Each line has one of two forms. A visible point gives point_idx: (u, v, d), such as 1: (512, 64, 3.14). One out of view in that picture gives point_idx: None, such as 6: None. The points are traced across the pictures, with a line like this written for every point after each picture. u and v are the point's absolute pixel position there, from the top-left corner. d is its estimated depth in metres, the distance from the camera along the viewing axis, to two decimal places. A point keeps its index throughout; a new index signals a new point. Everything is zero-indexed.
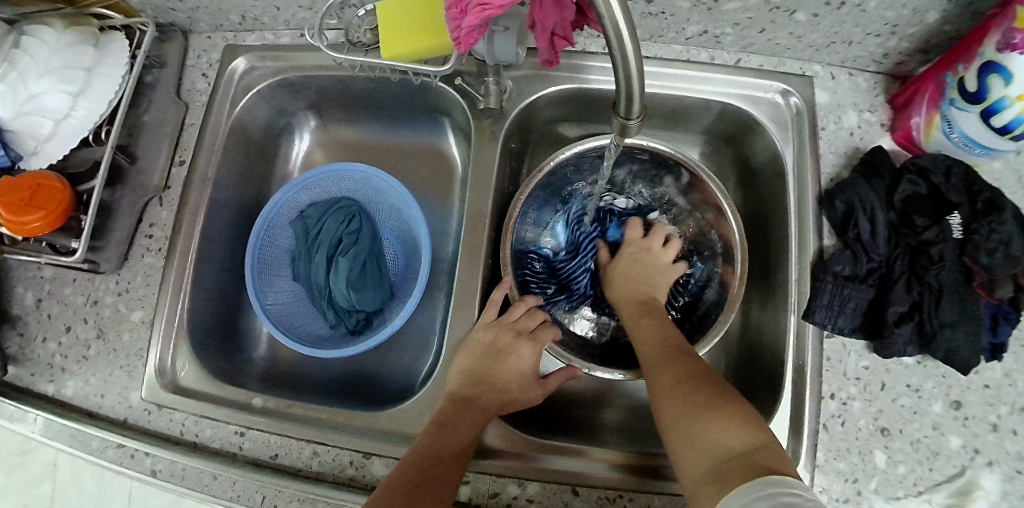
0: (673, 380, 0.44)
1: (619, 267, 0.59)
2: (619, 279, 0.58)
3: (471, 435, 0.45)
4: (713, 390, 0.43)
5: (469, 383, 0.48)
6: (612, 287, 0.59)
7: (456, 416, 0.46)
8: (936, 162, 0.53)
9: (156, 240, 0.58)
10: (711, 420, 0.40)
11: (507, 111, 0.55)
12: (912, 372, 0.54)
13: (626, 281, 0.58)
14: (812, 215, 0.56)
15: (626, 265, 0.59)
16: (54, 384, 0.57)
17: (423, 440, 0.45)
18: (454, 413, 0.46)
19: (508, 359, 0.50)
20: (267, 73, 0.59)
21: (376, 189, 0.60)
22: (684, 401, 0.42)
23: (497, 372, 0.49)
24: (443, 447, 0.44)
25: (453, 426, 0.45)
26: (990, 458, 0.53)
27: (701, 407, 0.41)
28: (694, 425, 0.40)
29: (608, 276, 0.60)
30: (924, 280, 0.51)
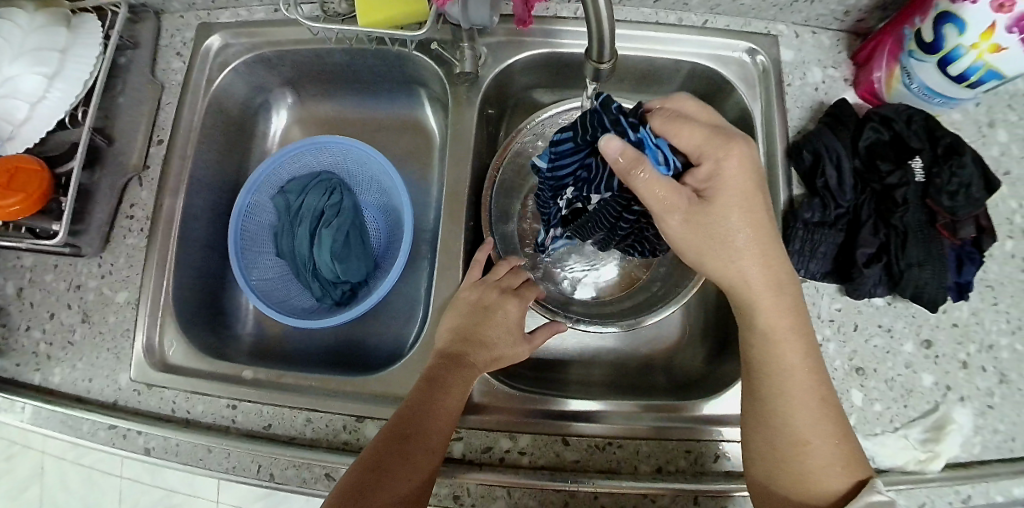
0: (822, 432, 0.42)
1: (727, 215, 0.42)
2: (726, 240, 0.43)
3: (458, 401, 0.46)
4: (833, 419, 0.43)
5: (455, 344, 0.49)
6: (713, 250, 0.43)
7: (445, 372, 0.47)
8: (897, 112, 0.56)
9: (138, 221, 0.58)
10: (836, 462, 0.41)
11: (483, 77, 0.56)
12: (883, 313, 0.57)
13: (749, 245, 0.43)
14: (782, 166, 0.58)
15: (731, 210, 0.43)
16: (40, 372, 0.56)
17: (414, 396, 0.46)
18: (443, 369, 0.47)
19: (497, 317, 0.50)
20: (243, 50, 0.59)
21: (357, 162, 0.61)
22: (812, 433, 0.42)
23: (485, 332, 0.49)
24: (428, 410, 0.44)
25: (439, 391, 0.46)
26: (961, 394, 0.55)
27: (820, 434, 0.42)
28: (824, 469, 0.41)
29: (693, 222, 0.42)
30: (890, 223, 0.53)
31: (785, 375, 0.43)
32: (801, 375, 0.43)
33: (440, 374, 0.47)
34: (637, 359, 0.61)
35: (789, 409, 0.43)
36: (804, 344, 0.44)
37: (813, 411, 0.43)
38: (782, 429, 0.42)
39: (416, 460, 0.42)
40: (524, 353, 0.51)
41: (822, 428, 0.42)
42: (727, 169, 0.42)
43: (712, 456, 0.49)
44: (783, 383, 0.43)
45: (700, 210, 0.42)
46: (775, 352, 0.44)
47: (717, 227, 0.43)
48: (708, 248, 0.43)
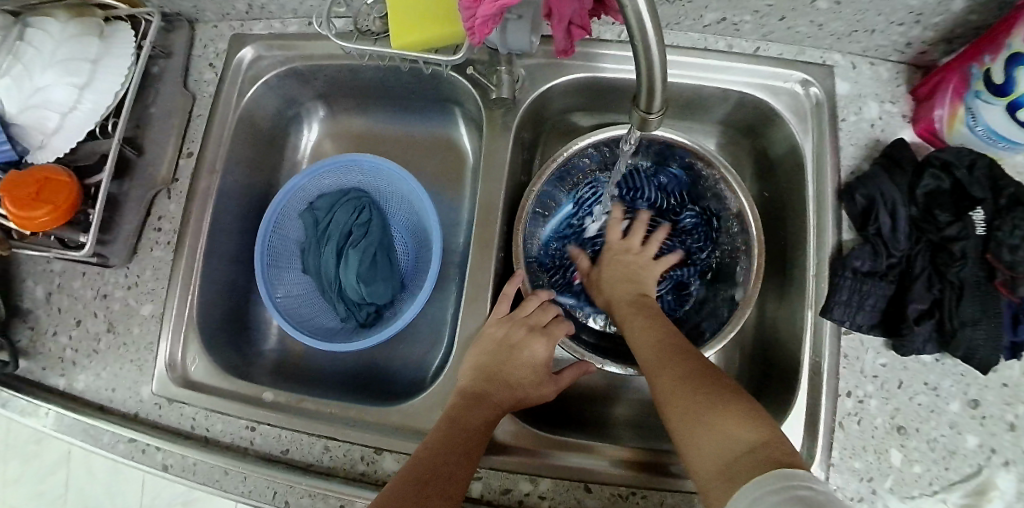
0: (671, 383, 0.42)
1: (604, 272, 0.57)
2: (607, 282, 0.56)
3: (472, 461, 0.43)
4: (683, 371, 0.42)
5: (475, 391, 0.47)
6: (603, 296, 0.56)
7: (466, 413, 0.46)
8: (960, 157, 0.52)
9: (165, 233, 0.58)
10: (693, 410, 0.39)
11: (519, 101, 0.54)
12: (929, 370, 0.54)
13: (620, 286, 0.55)
14: (831, 209, 0.55)
15: (613, 269, 0.57)
16: (66, 377, 0.57)
17: (434, 436, 0.44)
18: (465, 409, 0.46)
19: (524, 359, 0.49)
20: (275, 63, 0.58)
21: (386, 181, 0.59)
22: (693, 415, 0.38)
23: (504, 381, 0.48)
24: (437, 470, 0.41)
25: (446, 450, 0.43)
26: (1007, 458, 0.52)
27: (700, 412, 0.38)
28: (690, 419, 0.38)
29: (593, 280, 0.58)
30: (945, 278, 0.50)
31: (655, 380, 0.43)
32: (670, 373, 0.43)
33: (451, 429, 0.44)
34: None
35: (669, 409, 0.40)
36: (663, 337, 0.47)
37: (694, 394, 0.39)
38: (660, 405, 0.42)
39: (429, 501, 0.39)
40: (548, 396, 0.50)
41: (701, 403, 0.38)
42: (614, 245, 0.60)
43: None
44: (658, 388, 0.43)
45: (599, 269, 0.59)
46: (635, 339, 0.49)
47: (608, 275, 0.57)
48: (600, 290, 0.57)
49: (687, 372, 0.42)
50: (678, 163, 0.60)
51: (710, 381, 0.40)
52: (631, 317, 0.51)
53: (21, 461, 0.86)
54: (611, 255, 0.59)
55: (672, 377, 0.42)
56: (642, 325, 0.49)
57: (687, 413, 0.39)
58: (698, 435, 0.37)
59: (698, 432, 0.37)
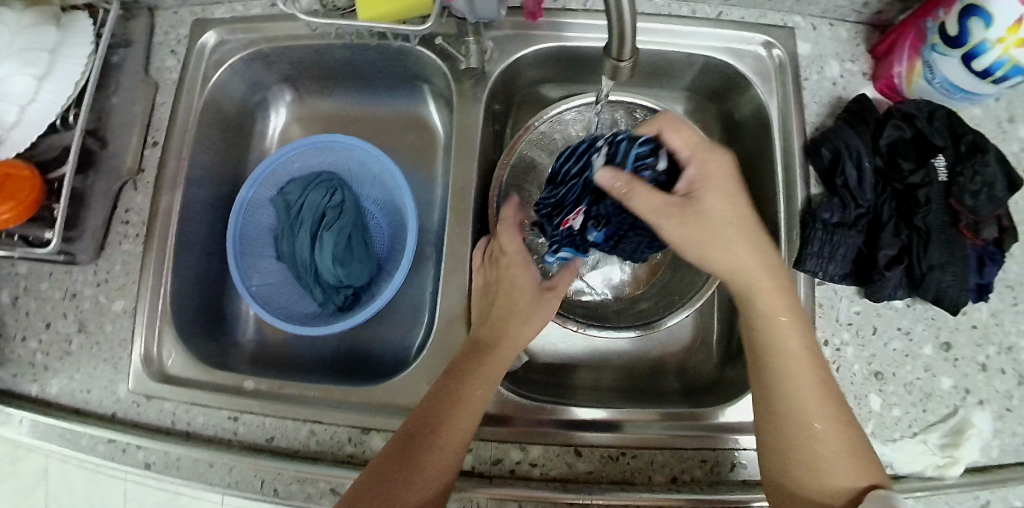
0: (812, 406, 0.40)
1: (722, 204, 0.41)
2: (725, 224, 0.41)
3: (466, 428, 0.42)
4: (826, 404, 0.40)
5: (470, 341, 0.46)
6: (722, 247, 0.41)
7: (462, 363, 0.45)
8: (919, 108, 0.54)
9: (133, 226, 0.56)
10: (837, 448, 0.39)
11: (489, 72, 0.54)
12: (901, 315, 0.55)
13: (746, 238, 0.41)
14: (799, 165, 0.56)
15: (721, 203, 0.41)
16: (38, 383, 0.55)
17: (433, 392, 0.44)
18: (463, 361, 0.45)
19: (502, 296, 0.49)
20: (238, 47, 0.57)
21: (357, 161, 0.58)
22: (821, 456, 0.39)
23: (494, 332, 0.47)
24: (436, 433, 0.40)
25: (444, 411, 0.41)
26: (980, 397, 0.53)
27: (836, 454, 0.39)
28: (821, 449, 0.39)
29: (707, 216, 0.41)
30: (912, 224, 0.51)
31: (794, 392, 0.40)
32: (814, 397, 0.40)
33: (450, 388, 0.43)
34: (646, 362, 0.59)
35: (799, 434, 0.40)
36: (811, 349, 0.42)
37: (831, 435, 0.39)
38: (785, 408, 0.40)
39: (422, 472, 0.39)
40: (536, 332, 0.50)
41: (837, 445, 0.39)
42: (711, 167, 0.42)
43: (729, 464, 0.48)
44: (793, 402, 0.40)
45: (689, 207, 0.41)
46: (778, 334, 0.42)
47: (715, 220, 0.41)
48: (715, 240, 0.41)
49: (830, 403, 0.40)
50: None
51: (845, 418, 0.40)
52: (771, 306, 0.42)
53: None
54: (720, 177, 0.42)
55: (815, 403, 0.40)
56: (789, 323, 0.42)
57: (816, 447, 0.39)
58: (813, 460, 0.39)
59: (804, 463, 0.39)
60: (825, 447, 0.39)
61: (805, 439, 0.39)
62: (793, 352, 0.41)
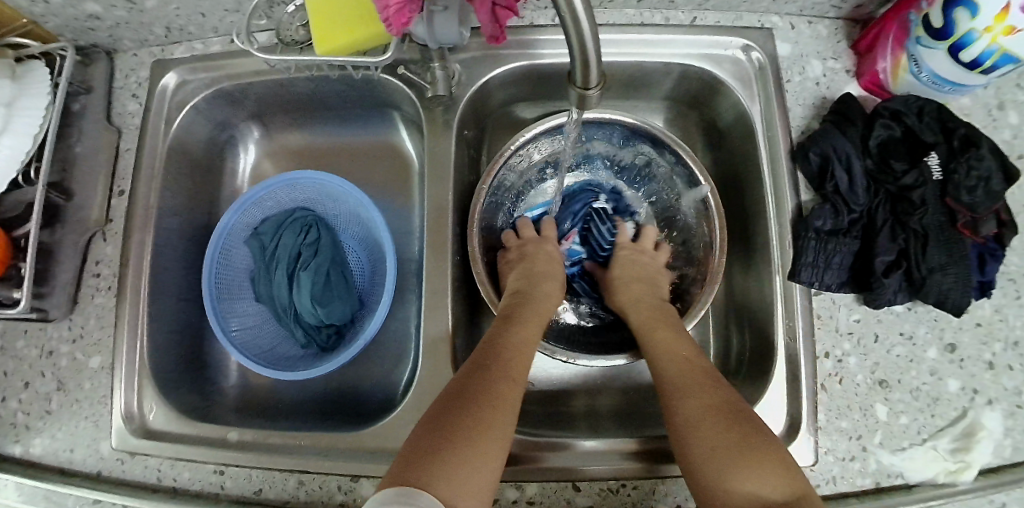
0: (689, 387, 0.42)
1: (619, 272, 0.57)
2: (621, 284, 0.56)
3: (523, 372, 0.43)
4: (694, 386, 0.42)
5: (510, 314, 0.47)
6: (614, 295, 0.56)
7: (521, 312, 0.48)
8: (907, 104, 0.52)
9: (105, 278, 0.55)
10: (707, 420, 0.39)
11: (459, 97, 0.52)
12: (903, 319, 0.53)
13: (631, 287, 0.55)
14: (787, 171, 0.54)
15: (625, 271, 0.57)
16: (19, 444, 0.53)
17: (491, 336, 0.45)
18: (518, 310, 0.48)
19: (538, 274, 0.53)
20: (201, 86, 0.55)
21: (331, 195, 0.57)
22: (718, 454, 0.37)
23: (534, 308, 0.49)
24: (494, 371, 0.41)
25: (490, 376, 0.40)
26: (989, 397, 0.52)
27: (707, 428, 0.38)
28: (696, 425, 0.39)
29: (608, 284, 0.58)
30: (908, 226, 0.49)
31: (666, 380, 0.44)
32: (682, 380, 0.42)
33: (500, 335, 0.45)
34: (642, 381, 0.57)
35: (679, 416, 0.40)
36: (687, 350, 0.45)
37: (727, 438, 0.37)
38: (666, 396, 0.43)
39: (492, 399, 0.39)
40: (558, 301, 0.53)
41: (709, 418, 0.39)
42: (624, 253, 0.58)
43: None
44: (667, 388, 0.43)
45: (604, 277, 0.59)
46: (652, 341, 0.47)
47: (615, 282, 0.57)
48: (613, 293, 0.56)
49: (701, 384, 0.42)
50: (628, 143, 0.59)
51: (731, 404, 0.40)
52: (651, 328, 0.49)
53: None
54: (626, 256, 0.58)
55: (681, 382, 0.42)
56: (667, 343, 0.46)
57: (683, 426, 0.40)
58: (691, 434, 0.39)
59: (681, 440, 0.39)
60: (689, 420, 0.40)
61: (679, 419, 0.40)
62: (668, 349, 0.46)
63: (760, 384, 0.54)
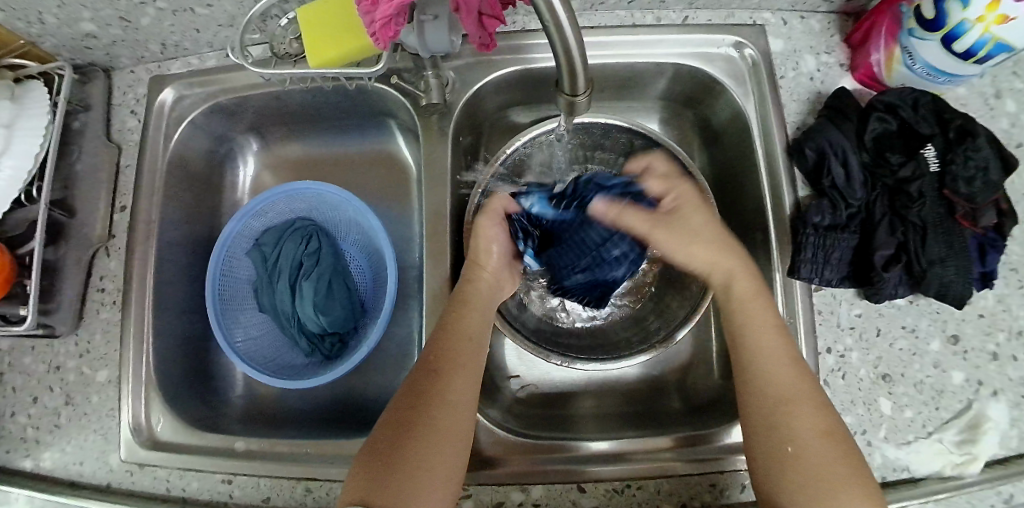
0: (808, 403, 0.40)
1: (683, 219, 0.47)
2: (700, 231, 0.46)
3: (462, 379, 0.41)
4: (812, 403, 0.40)
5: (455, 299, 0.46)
6: (696, 250, 0.46)
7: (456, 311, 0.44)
8: (903, 97, 0.51)
9: (110, 293, 0.55)
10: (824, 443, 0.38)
11: (453, 103, 0.52)
12: (905, 313, 0.53)
13: (715, 241, 0.46)
14: (784, 168, 0.54)
15: (689, 212, 0.47)
16: (30, 458, 0.53)
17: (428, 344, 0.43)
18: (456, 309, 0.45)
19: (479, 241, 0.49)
20: (197, 101, 0.56)
21: (329, 204, 0.57)
22: (827, 481, 0.37)
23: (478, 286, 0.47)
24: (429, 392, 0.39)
25: (432, 386, 0.40)
26: (995, 387, 0.51)
27: (824, 453, 0.38)
28: (813, 449, 0.38)
29: (679, 230, 0.46)
30: (907, 219, 0.49)
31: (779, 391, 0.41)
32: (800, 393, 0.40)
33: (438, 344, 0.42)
34: (644, 380, 0.57)
35: (797, 431, 0.39)
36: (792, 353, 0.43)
37: (839, 468, 0.37)
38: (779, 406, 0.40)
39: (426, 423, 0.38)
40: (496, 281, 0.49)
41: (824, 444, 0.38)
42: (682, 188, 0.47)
43: (739, 486, 0.46)
44: (783, 398, 0.40)
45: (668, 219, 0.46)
46: (758, 332, 0.43)
47: (689, 225, 0.46)
48: (694, 243, 0.46)
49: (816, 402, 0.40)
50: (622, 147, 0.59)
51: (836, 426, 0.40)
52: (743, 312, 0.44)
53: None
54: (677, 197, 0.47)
55: (798, 394, 0.40)
56: (775, 340, 0.43)
57: (803, 443, 0.38)
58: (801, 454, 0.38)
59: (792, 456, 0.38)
60: (809, 442, 0.38)
61: (797, 438, 0.39)
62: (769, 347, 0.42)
63: None
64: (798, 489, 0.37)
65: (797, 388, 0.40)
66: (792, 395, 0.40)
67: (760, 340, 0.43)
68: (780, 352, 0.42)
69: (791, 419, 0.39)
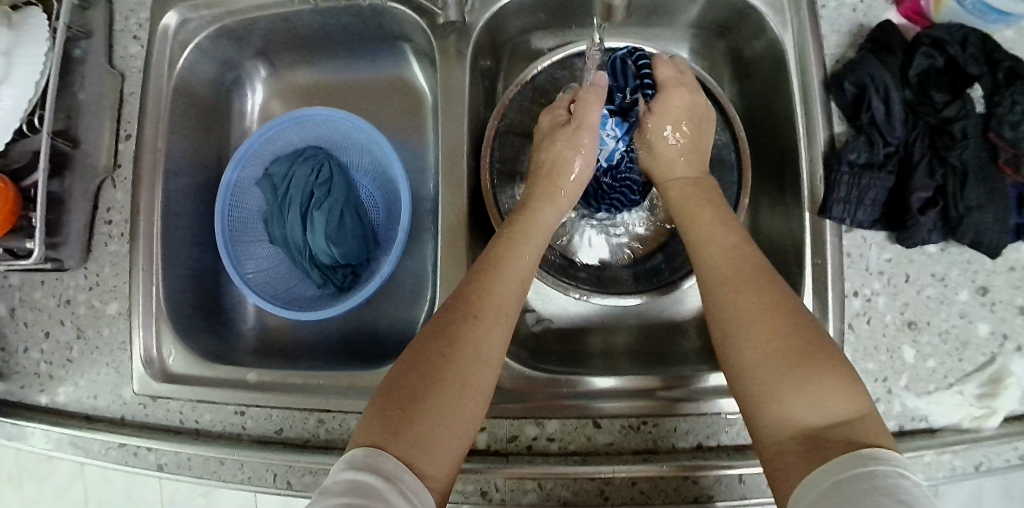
0: (751, 296, 0.38)
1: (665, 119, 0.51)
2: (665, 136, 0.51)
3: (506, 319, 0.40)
4: (758, 292, 0.39)
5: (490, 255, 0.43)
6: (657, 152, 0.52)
7: (502, 249, 0.44)
8: (951, 31, 0.49)
9: (117, 226, 0.54)
10: (773, 333, 0.36)
11: (472, 24, 0.49)
12: (935, 261, 0.51)
13: (673, 150, 0.51)
14: (820, 101, 0.51)
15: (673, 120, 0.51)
16: (46, 393, 0.53)
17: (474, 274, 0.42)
18: (503, 245, 0.44)
19: (546, 186, 0.50)
20: (203, 25, 0.52)
21: (343, 133, 0.55)
22: (782, 375, 0.35)
23: (517, 246, 0.44)
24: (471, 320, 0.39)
25: (473, 318, 0.39)
26: (1019, 343, 0.50)
27: (776, 351, 0.36)
28: (764, 341, 0.36)
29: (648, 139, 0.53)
30: (947, 161, 0.47)
31: (717, 284, 0.41)
32: (745, 287, 0.39)
33: (486, 276, 0.41)
34: (659, 324, 0.56)
35: (740, 329, 0.38)
36: (735, 246, 0.42)
37: (791, 349, 0.36)
38: (718, 300, 0.40)
39: (461, 358, 0.37)
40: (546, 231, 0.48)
41: (778, 340, 0.36)
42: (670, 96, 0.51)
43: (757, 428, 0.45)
44: (720, 294, 0.40)
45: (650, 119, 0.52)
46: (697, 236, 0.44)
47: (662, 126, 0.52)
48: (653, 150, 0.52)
49: (761, 293, 0.38)
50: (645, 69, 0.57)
51: (795, 312, 0.37)
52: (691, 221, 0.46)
53: (9, 486, 0.75)
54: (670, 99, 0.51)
55: (739, 287, 0.39)
56: (713, 237, 0.43)
57: (746, 334, 0.37)
58: (749, 344, 0.37)
59: (742, 352, 0.37)
60: (755, 331, 0.37)
61: (738, 329, 0.38)
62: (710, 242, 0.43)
63: None
64: (763, 383, 0.35)
65: (736, 280, 0.40)
66: (735, 277, 0.40)
67: (697, 240, 0.44)
68: (718, 248, 0.42)
69: (732, 315, 0.38)
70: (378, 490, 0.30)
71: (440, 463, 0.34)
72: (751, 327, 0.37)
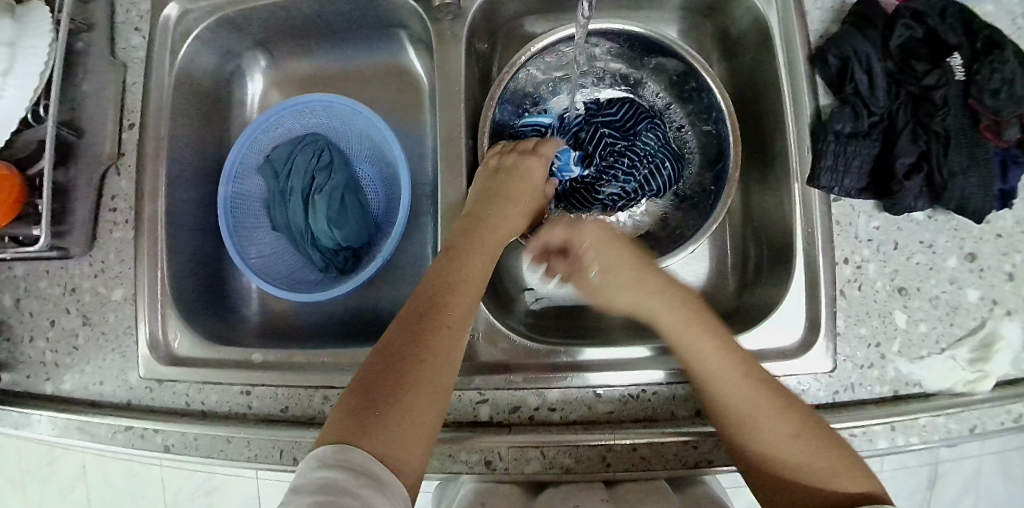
0: (747, 393, 0.39)
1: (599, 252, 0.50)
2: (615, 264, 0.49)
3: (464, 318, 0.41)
4: (762, 391, 0.39)
5: (445, 258, 0.44)
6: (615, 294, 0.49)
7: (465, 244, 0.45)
8: (931, 5, 0.50)
9: (121, 213, 0.55)
10: (784, 434, 0.38)
11: (466, 8, 0.51)
12: (923, 228, 0.52)
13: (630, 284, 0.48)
14: (805, 74, 0.52)
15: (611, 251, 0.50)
16: (52, 381, 0.54)
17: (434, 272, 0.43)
18: (465, 241, 0.45)
19: (519, 191, 0.51)
20: (203, 15, 0.54)
21: (341, 118, 0.57)
22: (797, 464, 0.38)
23: (479, 247, 0.45)
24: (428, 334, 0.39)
25: (434, 325, 0.40)
26: (1009, 307, 0.51)
27: (785, 449, 0.38)
28: (776, 440, 0.38)
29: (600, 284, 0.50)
30: (929, 128, 0.49)
31: (716, 391, 0.40)
32: (742, 386, 0.40)
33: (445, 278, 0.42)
34: None
35: (746, 431, 0.39)
36: (721, 334, 0.42)
37: (798, 445, 0.38)
38: (719, 405, 0.40)
39: (423, 365, 0.38)
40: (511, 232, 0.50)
41: (786, 437, 0.38)
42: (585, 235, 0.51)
43: None
44: (720, 398, 0.40)
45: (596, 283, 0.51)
46: (685, 332, 0.43)
47: (613, 255, 0.50)
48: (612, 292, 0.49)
49: (758, 389, 0.39)
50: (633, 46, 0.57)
51: (797, 404, 0.39)
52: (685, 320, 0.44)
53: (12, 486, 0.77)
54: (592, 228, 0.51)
55: (740, 391, 0.39)
56: (702, 331, 0.42)
57: (756, 436, 0.39)
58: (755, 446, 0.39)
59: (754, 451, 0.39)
60: (764, 434, 0.39)
61: (745, 432, 0.39)
62: (697, 333, 0.43)
63: (779, 293, 0.53)
64: (783, 477, 0.38)
65: (735, 382, 0.40)
66: (733, 386, 0.40)
67: (686, 347, 0.42)
68: (710, 340, 0.42)
69: (737, 420, 0.39)
70: (345, 482, 0.31)
71: (413, 458, 0.35)
72: (759, 425, 0.39)
